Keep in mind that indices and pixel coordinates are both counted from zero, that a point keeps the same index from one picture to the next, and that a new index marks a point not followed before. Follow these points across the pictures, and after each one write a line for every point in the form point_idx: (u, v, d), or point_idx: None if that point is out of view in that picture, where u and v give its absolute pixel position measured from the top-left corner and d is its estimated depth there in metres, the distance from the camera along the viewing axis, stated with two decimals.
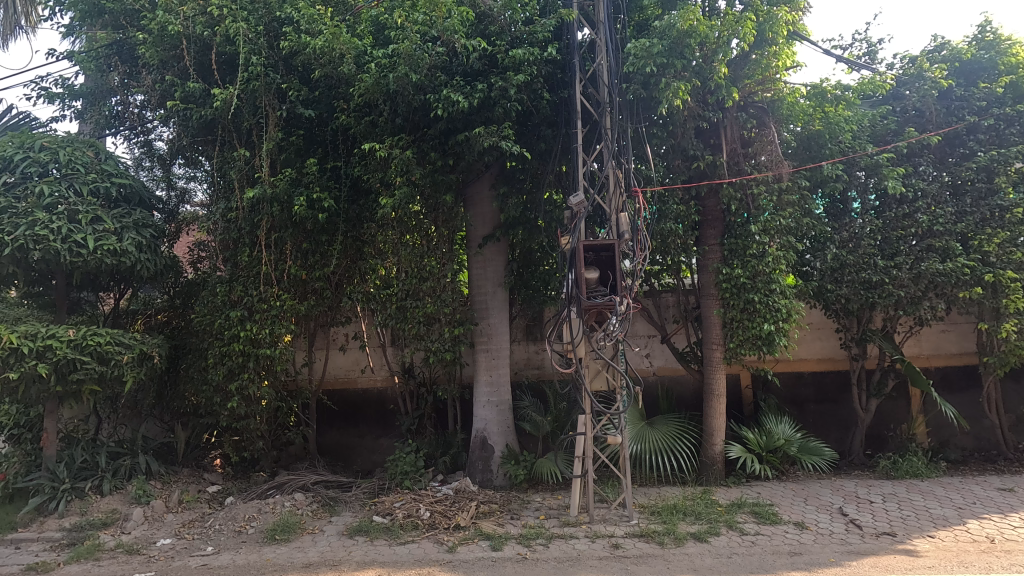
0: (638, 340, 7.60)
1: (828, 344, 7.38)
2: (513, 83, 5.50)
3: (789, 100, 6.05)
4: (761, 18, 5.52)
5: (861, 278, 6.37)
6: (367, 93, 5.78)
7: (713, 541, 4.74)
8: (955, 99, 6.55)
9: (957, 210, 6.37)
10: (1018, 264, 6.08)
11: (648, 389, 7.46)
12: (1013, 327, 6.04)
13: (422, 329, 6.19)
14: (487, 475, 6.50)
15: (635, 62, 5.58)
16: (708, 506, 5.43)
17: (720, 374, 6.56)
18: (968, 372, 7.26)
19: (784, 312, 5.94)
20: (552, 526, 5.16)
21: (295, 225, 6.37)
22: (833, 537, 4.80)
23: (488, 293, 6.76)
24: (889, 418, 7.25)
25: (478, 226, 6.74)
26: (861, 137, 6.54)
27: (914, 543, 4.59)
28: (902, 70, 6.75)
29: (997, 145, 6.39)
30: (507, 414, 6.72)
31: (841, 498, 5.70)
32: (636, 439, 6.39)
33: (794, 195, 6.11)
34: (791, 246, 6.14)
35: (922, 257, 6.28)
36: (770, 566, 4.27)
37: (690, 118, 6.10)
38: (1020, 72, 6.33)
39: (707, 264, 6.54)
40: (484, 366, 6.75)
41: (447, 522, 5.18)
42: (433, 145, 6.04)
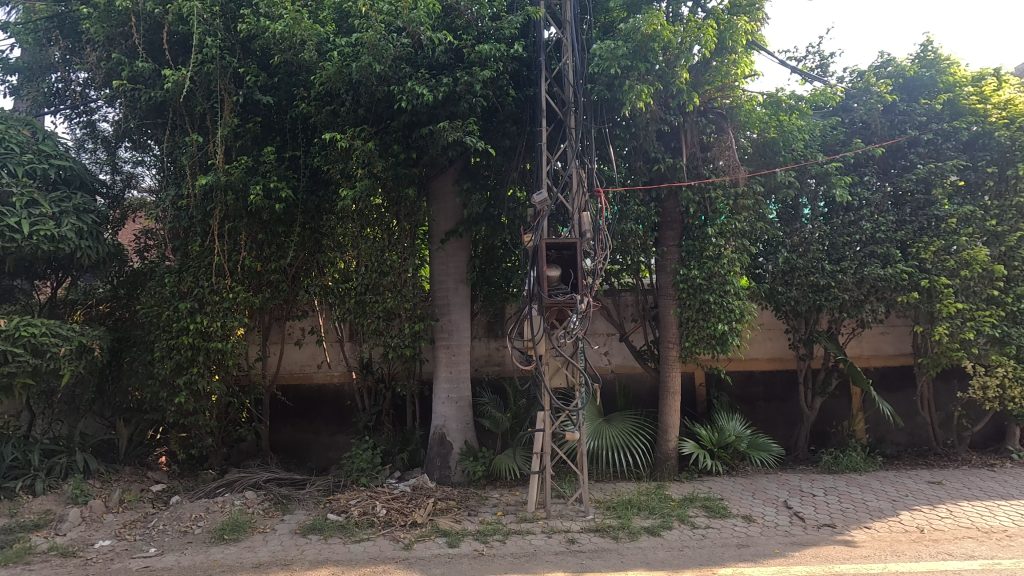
0: (597, 338, 7.70)
1: (778, 344, 7.66)
2: (479, 79, 5.47)
3: (746, 107, 6.25)
4: (722, 26, 5.64)
5: (810, 282, 6.68)
6: (329, 82, 5.65)
7: (665, 535, 4.86)
8: (899, 113, 6.85)
9: (898, 219, 6.72)
10: (952, 271, 6.44)
11: (606, 386, 7.59)
12: (945, 330, 6.40)
13: (382, 324, 6.14)
14: (445, 472, 6.46)
15: (600, 63, 5.66)
16: (661, 501, 5.57)
17: (675, 372, 6.73)
18: (904, 372, 7.67)
19: (737, 313, 6.15)
20: (509, 522, 5.19)
21: (250, 215, 6.16)
22: (778, 529, 5.01)
23: (449, 289, 6.72)
24: (831, 416, 7.61)
25: (441, 221, 6.69)
26: (813, 146, 6.77)
27: (852, 534, 4.84)
28: (851, 84, 7.06)
29: (935, 158, 6.74)
30: (466, 411, 6.70)
31: (786, 491, 5.95)
32: (593, 436, 6.51)
33: (749, 200, 6.32)
34: (745, 248, 6.36)
35: (865, 263, 6.60)
36: (718, 558, 4.40)
37: (652, 120, 6.25)
38: (957, 90, 6.69)
39: (665, 265, 6.69)
40: (444, 362, 6.70)
41: (403, 520, 5.13)
42: (396, 138, 5.96)
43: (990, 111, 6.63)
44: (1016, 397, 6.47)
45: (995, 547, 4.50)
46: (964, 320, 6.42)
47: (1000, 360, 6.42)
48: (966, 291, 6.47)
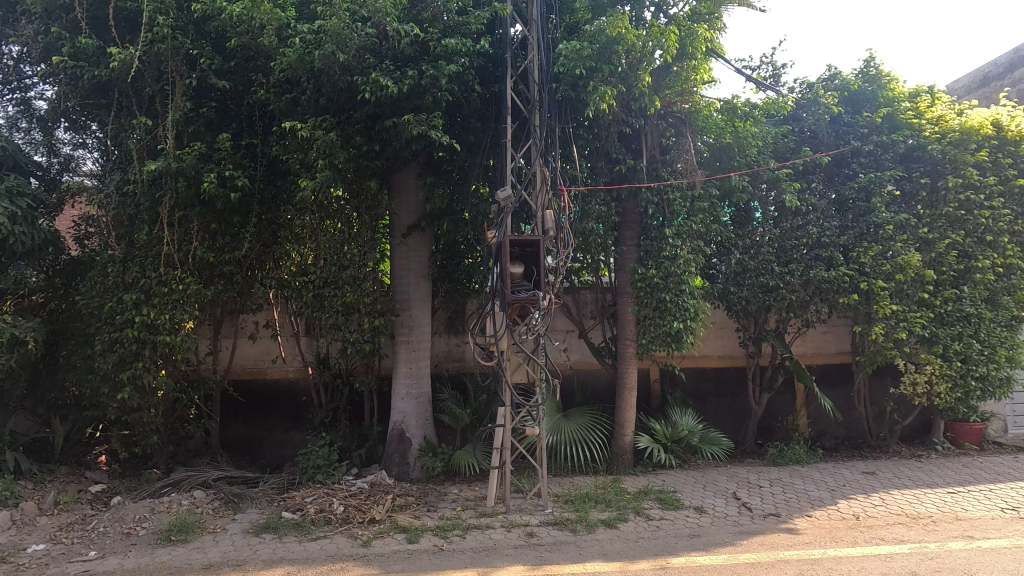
0: (557, 335, 7.80)
1: (729, 343, 7.95)
2: (444, 73, 5.42)
3: (704, 112, 6.44)
4: (683, 33, 5.81)
5: (760, 283, 7.02)
6: (289, 69, 5.50)
7: (621, 527, 4.99)
8: (844, 124, 7.20)
9: (841, 225, 7.10)
10: (888, 275, 6.85)
11: (565, 382, 7.69)
12: (881, 330, 6.82)
13: (340, 319, 6.04)
14: (404, 468, 6.40)
15: (566, 63, 5.73)
16: (618, 494, 5.71)
17: (632, 368, 6.88)
18: (844, 369, 8.12)
19: (692, 311, 6.40)
20: (469, 517, 5.20)
21: (203, 204, 5.92)
22: (727, 519, 5.22)
23: (410, 284, 6.65)
24: (777, 411, 7.98)
25: (403, 215, 6.62)
26: (766, 152, 7.02)
27: (795, 522, 5.10)
28: (801, 95, 7.36)
29: (875, 168, 7.14)
30: (426, 407, 6.65)
31: (735, 483, 6.21)
32: (552, 431, 6.60)
33: (705, 202, 6.55)
34: (700, 249, 6.59)
35: (811, 265, 6.97)
36: (672, 548, 4.56)
37: (614, 122, 6.40)
38: (896, 105, 7.11)
39: (625, 263, 6.83)
40: (404, 358, 6.62)
41: (361, 517, 5.08)
42: (358, 129, 5.83)
43: (924, 125, 7.08)
44: (942, 393, 6.96)
45: (921, 532, 4.84)
46: (898, 321, 6.86)
47: (928, 358, 6.88)
48: (900, 294, 6.90)
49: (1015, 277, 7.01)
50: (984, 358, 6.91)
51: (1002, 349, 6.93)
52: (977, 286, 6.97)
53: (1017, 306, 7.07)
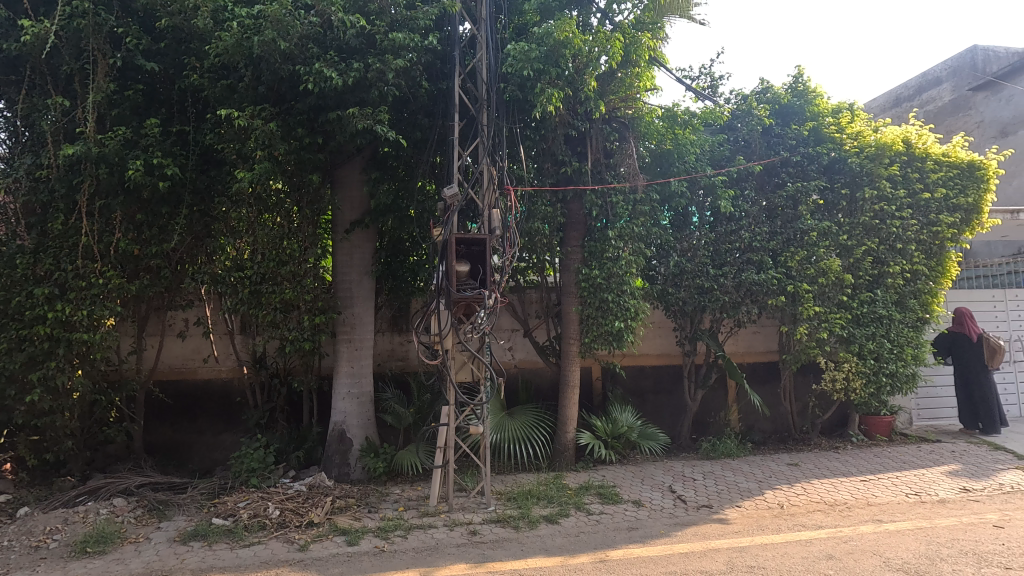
0: (502, 334, 7.84)
1: (667, 341, 8.25)
2: (391, 68, 5.31)
3: (646, 119, 6.76)
4: (628, 40, 6.00)
5: (696, 284, 7.34)
6: (225, 54, 5.23)
7: (562, 522, 5.09)
8: (774, 135, 7.63)
9: (771, 230, 7.51)
10: (812, 278, 7.32)
11: (509, 380, 7.73)
12: (805, 330, 7.28)
13: (279, 317, 5.87)
14: (344, 469, 6.23)
15: (514, 64, 5.77)
16: (560, 490, 5.81)
17: (575, 367, 6.99)
18: (771, 367, 8.60)
19: (632, 311, 6.59)
20: (411, 517, 5.15)
21: (127, 193, 5.55)
22: (663, 512, 5.43)
23: (353, 281, 6.49)
24: (711, 407, 8.35)
25: (346, 210, 6.44)
26: (704, 159, 7.31)
27: (726, 513, 5.37)
28: (736, 106, 7.70)
29: (802, 178, 7.59)
30: (368, 407, 6.51)
31: (671, 477, 6.46)
32: (496, 429, 6.63)
33: (646, 206, 6.79)
34: (641, 251, 6.82)
35: (742, 268, 7.36)
36: (611, 541, 4.69)
37: (561, 125, 6.50)
38: (821, 120, 7.56)
39: (569, 264, 6.92)
40: (345, 357, 6.45)
41: (298, 520, 4.92)
42: (300, 120, 5.61)
43: (845, 139, 7.57)
44: (857, 388, 7.49)
45: (837, 518, 5.21)
46: (820, 322, 7.33)
47: (846, 356, 7.40)
48: (822, 297, 7.39)
49: (921, 282, 7.65)
50: (894, 356, 7.50)
51: (909, 348, 7.55)
52: (888, 290, 7.55)
53: (922, 308, 7.70)
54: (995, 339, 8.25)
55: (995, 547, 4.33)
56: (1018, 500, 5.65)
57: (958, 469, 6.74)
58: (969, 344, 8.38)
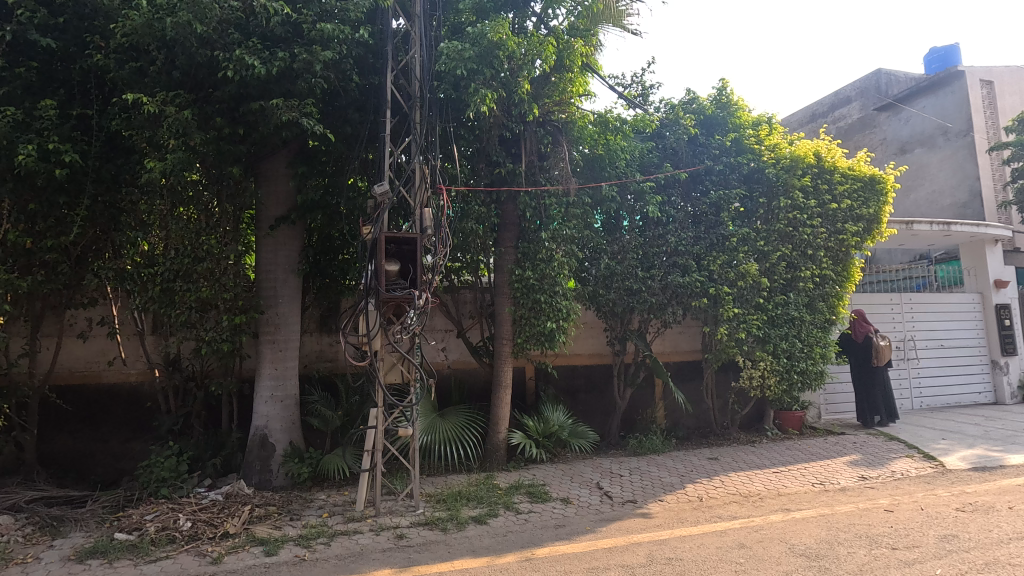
0: (435, 334, 7.76)
1: (598, 341, 8.46)
2: (320, 59, 5.14)
3: (579, 123, 6.90)
4: (561, 46, 6.14)
5: (626, 286, 7.55)
6: (134, 34, 4.89)
7: (490, 522, 5.10)
8: (699, 145, 7.98)
9: (695, 235, 7.85)
10: (732, 282, 7.72)
11: (441, 381, 7.67)
12: (725, 330, 7.69)
13: (194, 317, 5.55)
14: (265, 476, 5.94)
15: (447, 62, 5.75)
16: (490, 490, 5.82)
17: (508, 367, 7.02)
18: (695, 366, 9.00)
19: (564, 312, 6.71)
20: (335, 523, 5.00)
21: (18, 180, 5.07)
22: (590, 508, 5.57)
23: (278, 279, 6.20)
24: (638, 405, 8.63)
25: (271, 205, 6.16)
26: (633, 165, 7.58)
27: (648, 507, 5.58)
28: (664, 115, 8.01)
29: (724, 186, 7.98)
30: (293, 410, 6.24)
31: (599, 473, 6.63)
32: (426, 430, 6.56)
33: (578, 209, 6.95)
34: (573, 253, 6.95)
35: (669, 271, 7.67)
36: (538, 539, 4.75)
37: (495, 125, 6.50)
38: (742, 131, 7.98)
39: (503, 264, 6.94)
40: (268, 358, 6.16)
41: (212, 532, 4.66)
42: (219, 109, 5.32)
43: (763, 151, 8.04)
44: (771, 385, 7.98)
45: (750, 508, 5.51)
46: (739, 323, 7.75)
47: (762, 355, 7.85)
48: (741, 299, 7.81)
49: (828, 286, 8.22)
50: (804, 355, 8.04)
51: (818, 347, 8.11)
52: (800, 294, 8.07)
53: (830, 311, 8.29)
54: (879, 340, 8.94)
55: (885, 530, 4.73)
56: (906, 486, 6.20)
57: (858, 459, 7.32)
58: (857, 343, 9.18)
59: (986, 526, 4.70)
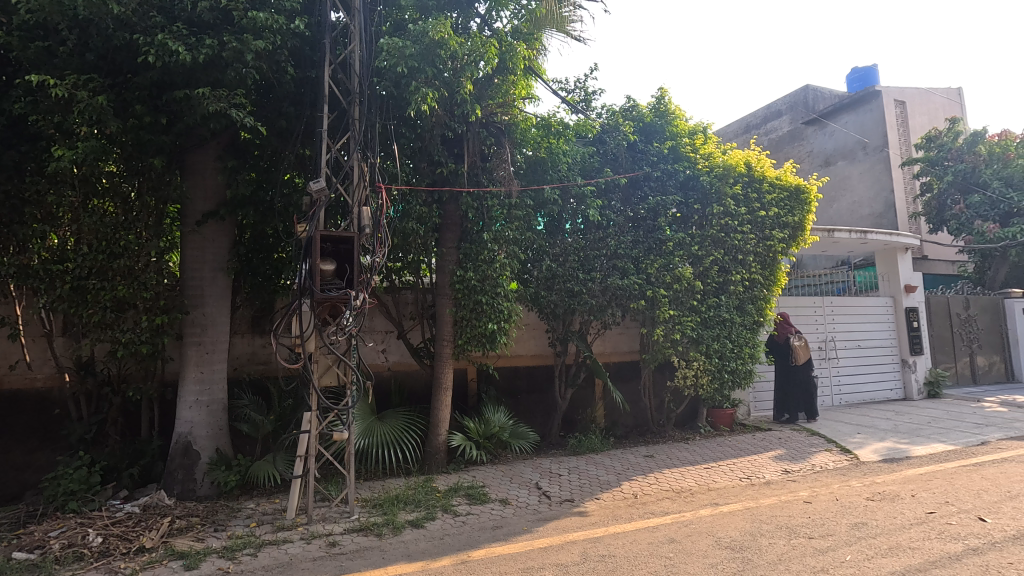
0: (374, 335, 7.61)
1: (540, 342, 8.54)
2: (251, 49, 4.91)
3: (522, 126, 6.97)
4: (504, 48, 6.15)
5: (567, 288, 7.65)
6: (41, 11, 4.54)
7: (427, 526, 5.03)
8: (639, 151, 8.20)
9: (635, 239, 8.04)
10: (668, 285, 7.97)
11: (381, 383, 7.52)
12: (661, 332, 7.93)
13: (110, 317, 5.23)
14: (189, 486, 5.60)
15: (387, 59, 5.67)
16: (428, 493, 5.76)
17: (448, 368, 6.96)
18: (633, 366, 9.25)
19: (506, 314, 6.71)
20: (264, 533, 4.80)
21: None
22: (528, 508, 5.60)
23: (204, 278, 5.90)
24: (579, 405, 8.77)
25: (197, 199, 5.86)
26: (574, 169, 7.71)
27: (585, 505, 5.67)
28: (605, 121, 8.19)
29: (662, 192, 8.21)
30: (220, 416, 5.95)
31: (538, 473, 6.69)
32: (363, 434, 6.40)
33: (520, 211, 6.97)
34: (516, 255, 6.96)
35: (609, 274, 7.83)
36: (474, 542, 4.73)
37: (437, 125, 6.47)
38: (679, 139, 8.25)
39: (444, 265, 6.89)
40: (194, 361, 5.84)
41: (126, 547, 4.37)
42: (139, 97, 5.01)
43: (698, 159, 8.34)
44: (704, 384, 8.30)
45: (681, 503, 5.71)
46: (674, 325, 8.01)
47: (695, 355, 8.17)
48: (676, 301, 8.08)
49: (757, 289, 8.63)
50: (734, 354, 8.43)
51: (746, 348, 8.52)
52: (731, 296, 8.43)
53: (758, 313, 8.71)
54: (795, 339, 9.66)
55: (803, 520, 5.01)
56: (824, 478, 6.60)
57: (782, 453, 7.73)
58: (777, 343, 9.89)
59: (892, 514, 5.06)
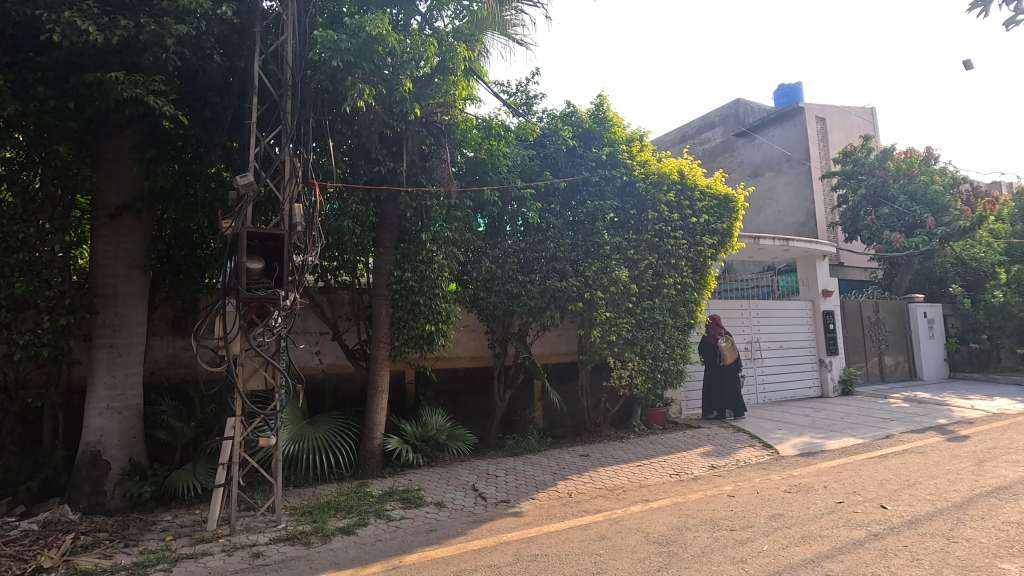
0: (307, 337, 7.35)
1: (479, 344, 8.53)
2: (172, 33, 4.65)
3: (462, 127, 7.01)
4: (443, 48, 6.14)
5: (506, 290, 7.69)
6: None
7: (359, 532, 4.91)
8: (578, 156, 8.33)
9: (573, 242, 8.17)
10: (605, 287, 8.15)
11: (313, 386, 7.27)
12: (598, 333, 8.10)
13: (6, 318, 4.77)
14: (97, 499, 5.21)
15: (321, 52, 5.50)
16: (361, 499, 5.61)
17: (385, 371, 6.80)
18: (571, 367, 9.42)
19: (443, 315, 6.68)
20: (181, 547, 4.52)
21: None
22: (463, 510, 5.58)
23: (118, 275, 5.50)
24: (517, 406, 8.82)
25: (110, 191, 5.47)
26: (515, 172, 7.75)
27: (520, 505, 5.71)
28: (545, 125, 8.30)
29: (600, 198, 8.38)
30: (134, 423, 5.57)
31: (475, 475, 6.67)
32: (293, 439, 6.16)
33: (460, 211, 6.93)
34: (455, 256, 6.92)
35: (548, 276, 7.90)
36: (407, 546, 4.66)
37: (375, 122, 6.35)
38: (617, 146, 8.43)
39: (382, 265, 6.74)
40: (104, 365, 5.42)
41: (20, 568, 4.00)
42: (43, 78, 4.62)
43: (635, 166, 8.54)
44: (638, 384, 8.55)
45: (613, 501, 5.86)
46: (610, 327, 8.18)
47: (630, 356, 8.40)
48: (613, 304, 8.27)
49: (688, 293, 8.99)
50: (667, 355, 8.75)
51: (678, 348, 8.85)
52: (664, 299, 8.73)
53: (689, 315, 9.06)
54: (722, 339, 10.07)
55: (726, 513, 5.25)
56: (747, 472, 6.95)
57: (710, 450, 8.08)
58: (708, 342, 10.32)
59: (806, 504, 5.39)
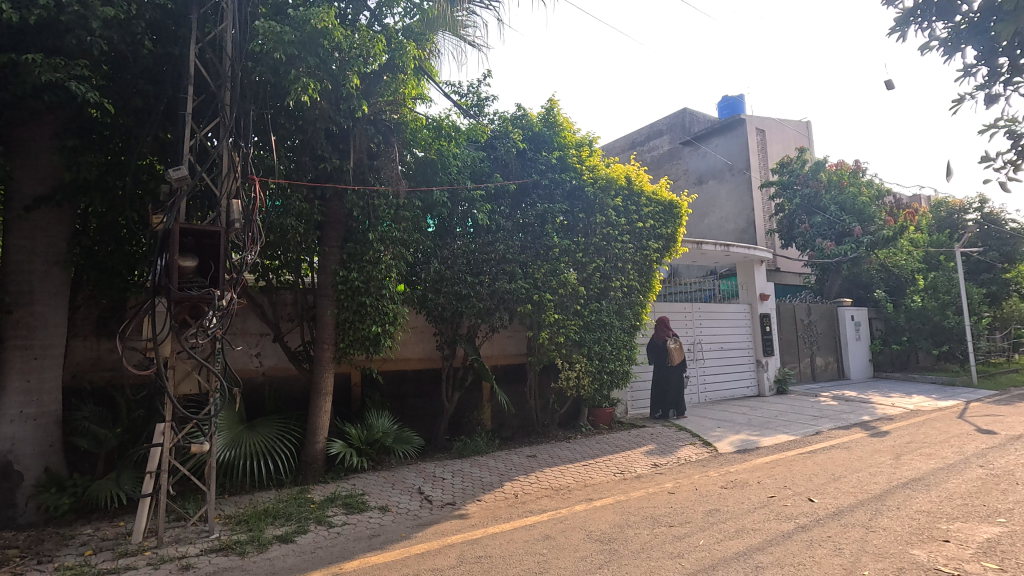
0: (247, 339, 7.08)
1: (427, 345, 8.44)
2: (97, 15, 4.40)
3: (411, 126, 6.92)
4: (392, 46, 6.10)
5: (455, 291, 7.65)
6: None
7: (297, 540, 4.75)
8: (527, 159, 8.40)
9: (523, 245, 8.22)
10: (554, 290, 8.24)
11: (252, 389, 7.00)
12: (546, 335, 8.18)
13: None
14: (7, 513, 4.84)
15: (263, 43, 5.31)
16: (301, 505, 5.44)
17: (328, 373, 6.62)
18: (519, 368, 9.46)
19: (391, 316, 6.57)
20: (101, 561, 4.25)
21: None
22: (408, 514, 5.51)
23: (34, 272, 5.14)
24: (465, 408, 8.79)
25: (26, 182, 5.10)
26: (465, 173, 7.72)
27: (466, 508, 5.69)
28: (495, 128, 8.34)
29: (549, 201, 8.48)
30: (51, 431, 5.19)
31: (421, 478, 6.59)
32: (229, 445, 5.91)
33: (408, 211, 6.84)
34: (403, 256, 6.83)
35: (497, 278, 7.89)
36: (349, 553, 4.55)
37: (321, 118, 6.16)
38: (566, 150, 8.53)
39: (326, 264, 6.56)
40: (17, 368, 5.04)
41: None
42: None
43: (584, 170, 8.68)
44: (585, 384, 8.70)
45: (558, 500, 5.93)
46: (557, 329, 8.26)
47: (578, 357, 8.52)
48: (562, 306, 8.35)
49: (634, 296, 9.22)
50: (613, 356, 8.94)
51: (624, 350, 9.06)
52: (611, 302, 8.91)
53: (635, 317, 9.29)
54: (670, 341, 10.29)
55: (665, 510, 5.41)
56: (687, 469, 7.19)
57: (653, 448, 8.31)
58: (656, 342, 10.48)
59: (740, 499, 5.62)
